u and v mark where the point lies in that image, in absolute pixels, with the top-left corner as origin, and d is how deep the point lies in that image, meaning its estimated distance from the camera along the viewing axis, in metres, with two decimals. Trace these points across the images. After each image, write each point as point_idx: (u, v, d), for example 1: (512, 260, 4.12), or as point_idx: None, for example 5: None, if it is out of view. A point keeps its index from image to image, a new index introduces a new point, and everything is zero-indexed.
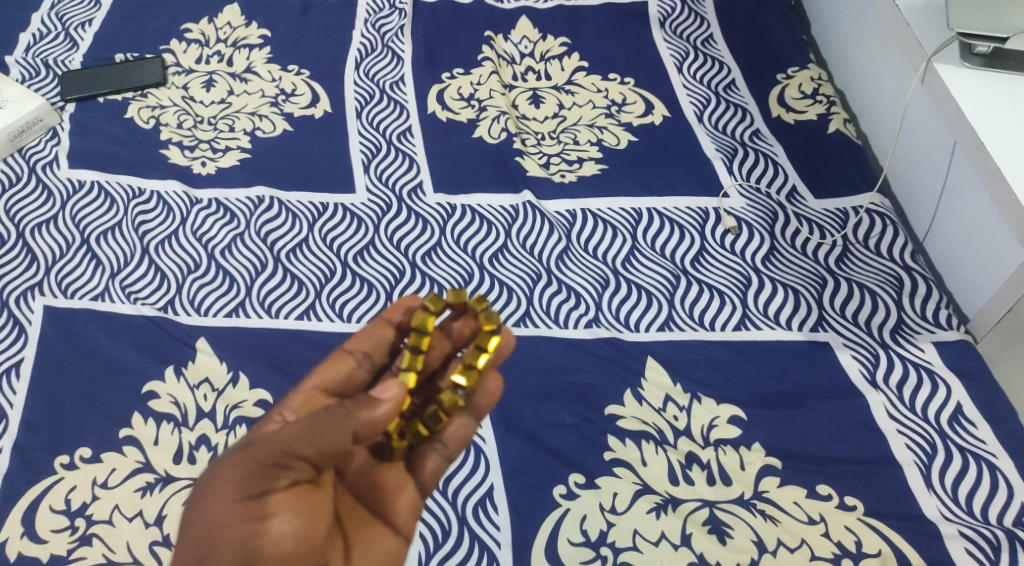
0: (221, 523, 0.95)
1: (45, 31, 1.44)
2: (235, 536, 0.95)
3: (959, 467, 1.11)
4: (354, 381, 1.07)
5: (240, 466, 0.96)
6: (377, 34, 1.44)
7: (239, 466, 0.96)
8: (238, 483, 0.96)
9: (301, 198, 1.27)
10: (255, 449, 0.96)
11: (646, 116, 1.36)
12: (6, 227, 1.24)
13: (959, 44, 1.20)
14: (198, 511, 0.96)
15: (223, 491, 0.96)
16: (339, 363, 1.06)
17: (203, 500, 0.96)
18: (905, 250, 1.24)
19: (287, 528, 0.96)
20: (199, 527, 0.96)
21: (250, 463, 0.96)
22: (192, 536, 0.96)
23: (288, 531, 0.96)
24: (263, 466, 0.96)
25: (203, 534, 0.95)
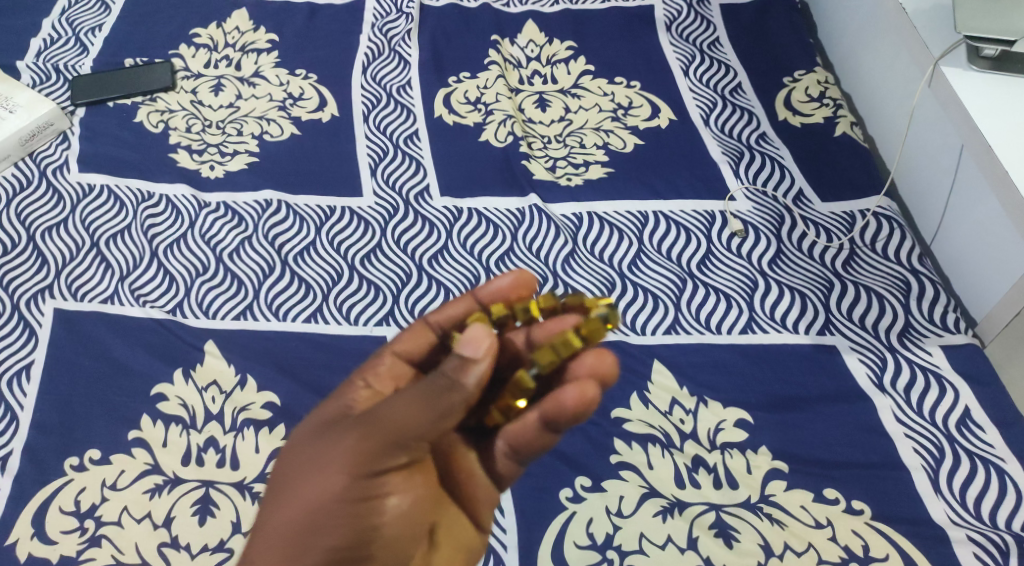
0: (329, 507, 0.97)
1: (55, 36, 1.45)
2: (349, 514, 0.97)
3: (968, 471, 1.11)
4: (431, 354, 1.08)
5: (348, 449, 0.98)
6: (384, 38, 1.45)
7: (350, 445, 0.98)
8: (346, 466, 0.97)
9: (308, 202, 1.28)
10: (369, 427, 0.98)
11: (652, 120, 1.36)
12: (17, 231, 1.25)
13: (966, 47, 1.20)
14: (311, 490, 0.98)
15: (332, 475, 0.97)
16: (419, 336, 1.08)
17: (308, 483, 0.98)
18: (913, 253, 1.24)
19: (397, 504, 0.99)
20: (304, 511, 0.98)
21: (359, 446, 0.98)
22: (306, 517, 0.98)
23: (398, 507, 0.99)
24: (376, 447, 0.97)
25: (309, 518, 0.97)
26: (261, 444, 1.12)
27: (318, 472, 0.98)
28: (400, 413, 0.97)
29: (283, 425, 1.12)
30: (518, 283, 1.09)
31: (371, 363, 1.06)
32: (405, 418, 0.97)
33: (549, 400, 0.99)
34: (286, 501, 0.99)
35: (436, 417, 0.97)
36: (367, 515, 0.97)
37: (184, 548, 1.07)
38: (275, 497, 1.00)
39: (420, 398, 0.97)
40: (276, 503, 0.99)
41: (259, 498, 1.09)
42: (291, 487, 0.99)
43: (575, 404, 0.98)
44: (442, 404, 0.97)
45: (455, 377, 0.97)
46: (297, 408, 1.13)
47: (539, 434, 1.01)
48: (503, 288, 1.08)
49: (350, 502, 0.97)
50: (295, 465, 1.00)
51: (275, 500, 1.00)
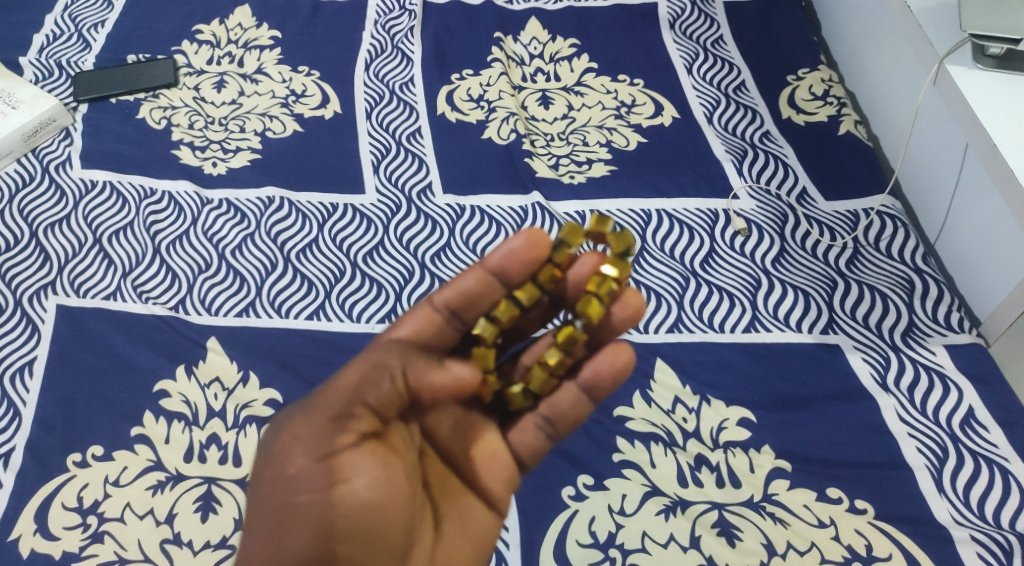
0: (305, 487, 0.97)
1: (58, 32, 1.45)
2: (314, 500, 0.97)
3: (972, 471, 1.11)
4: (435, 335, 1.06)
5: (315, 424, 0.99)
6: (386, 35, 1.45)
7: (304, 427, 0.99)
8: (316, 441, 0.98)
9: (311, 199, 1.28)
10: (320, 406, 0.99)
11: (655, 118, 1.35)
12: (20, 227, 1.25)
13: (971, 45, 1.20)
14: (275, 483, 0.98)
15: (299, 456, 0.98)
16: (426, 320, 1.05)
17: (282, 468, 0.99)
18: (916, 252, 1.23)
19: (360, 485, 0.98)
20: (284, 494, 0.98)
21: (325, 419, 0.99)
22: (275, 512, 0.97)
23: (362, 488, 0.98)
24: (331, 425, 0.99)
25: (288, 501, 0.97)
26: None
27: (281, 467, 0.99)
28: (366, 382, 1.00)
29: None
30: (529, 245, 1.05)
31: (370, 349, 1.06)
32: (359, 386, 1.00)
33: (592, 365, 1.06)
34: (266, 491, 0.99)
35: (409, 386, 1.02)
36: (346, 488, 0.97)
37: (186, 544, 1.07)
38: (256, 492, 0.99)
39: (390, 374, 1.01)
40: (258, 496, 0.99)
41: None
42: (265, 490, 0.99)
43: (617, 366, 1.06)
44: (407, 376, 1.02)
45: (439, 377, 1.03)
46: None
47: (585, 401, 1.06)
48: (517, 253, 1.05)
49: (315, 490, 0.97)
50: (264, 468, 1.00)
51: (256, 497, 0.99)
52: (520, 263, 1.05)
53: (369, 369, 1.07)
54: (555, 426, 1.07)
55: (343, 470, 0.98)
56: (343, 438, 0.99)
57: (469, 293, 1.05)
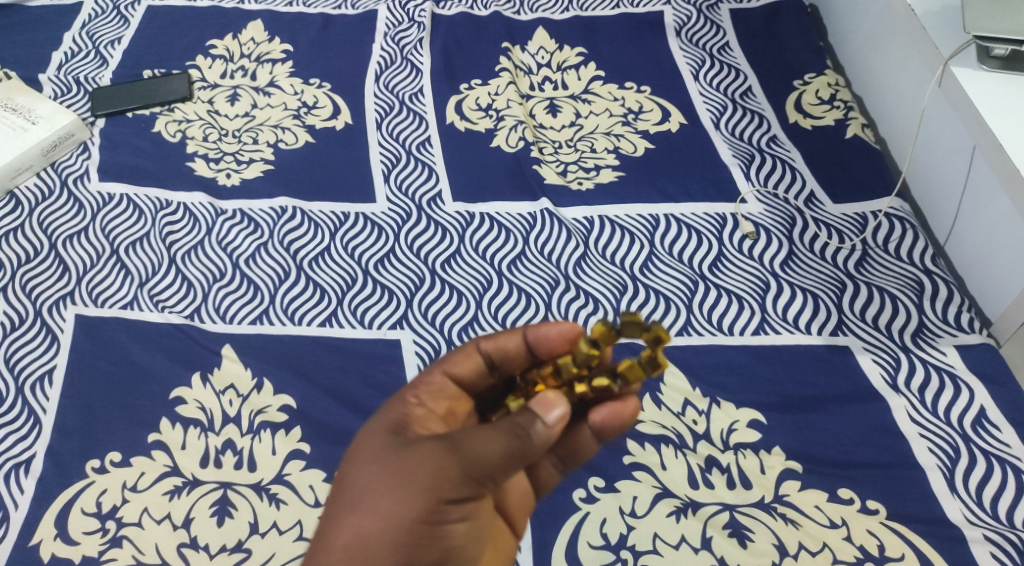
0: (396, 533, 0.98)
1: (75, 49, 1.48)
2: (409, 536, 0.98)
3: (984, 471, 1.11)
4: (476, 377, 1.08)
5: (423, 474, 0.99)
6: (396, 47, 1.47)
7: (428, 469, 0.99)
8: (422, 488, 0.98)
9: (323, 208, 1.30)
10: (450, 456, 0.99)
11: (662, 124, 1.37)
12: (39, 238, 1.27)
13: (975, 47, 1.21)
14: (376, 506, 0.99)
15: (413, 495, 0.99)
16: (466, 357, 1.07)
17: (378, 508, 0.99)
18: (926, 253, 1.24)
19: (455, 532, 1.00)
20: (376, 534, 0.98)
21: (433, 471, 0.98)
22: (369, 536, 0.99)
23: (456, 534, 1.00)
24: (453, 477, 0.98)
25: (379, 539, 0.98)
26: (278, 446, 1.13)
27: (390, 492, 0.99)
28: (477, 442, 0.98)
29: (299, 427, 1.14)
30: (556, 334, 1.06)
31: (425, 379, 1.07)
32: (489, 447, 0.97)
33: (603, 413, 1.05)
34: (356, 513, 1.00)
35: (501, 453, 0.97)
36: (430, 537, 0.99)
37: (203, 548, 1.09)
38: (341, 511, 1.01)
39: (494, 436, 0.97)
40: (346, 513, 1.00)
41: (276, 500, 1.11)
42: (363, 501, 1.00)
43: (624, 416, 1.05)
44: (508, 443, 0.97)
45: (525, 427, 0.97)
46: (313, 411, 1.15)
47: (593, 440, 1.07)
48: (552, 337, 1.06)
49: (416, 528, 0.98)
50: (368, 478, 1.00)
51: (341, 514, 1.00)
52: (556, 337, 1.06)
53: (438, 397, 1.07)
54: (565, 461, 1.09)
55: (431, 521, 0.99)
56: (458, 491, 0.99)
57: (504, 350, 1.07)
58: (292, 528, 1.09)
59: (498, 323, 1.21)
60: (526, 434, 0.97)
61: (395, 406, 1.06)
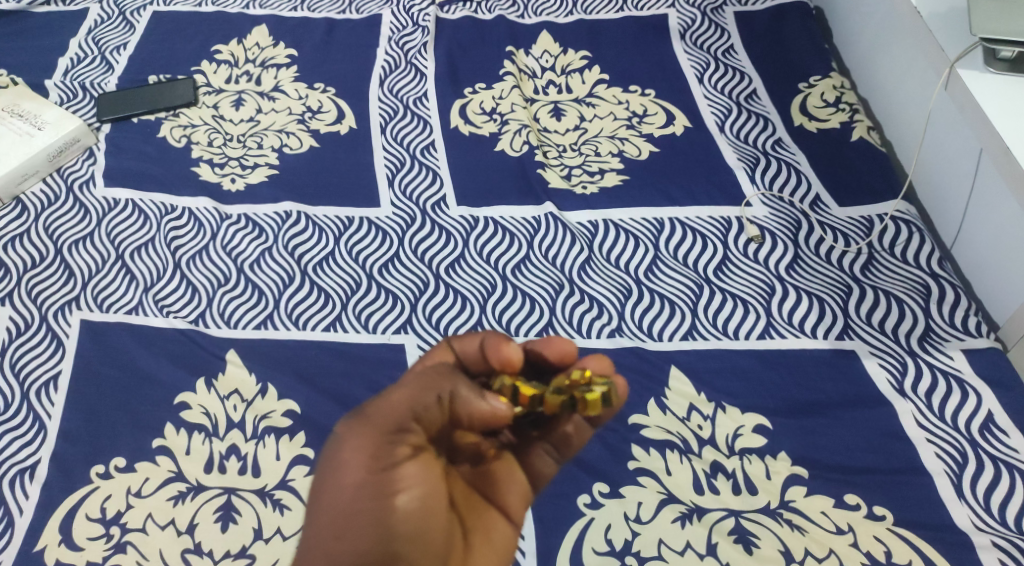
0: (351, 502, 1.00)
1: (82, 55, 1.49)
2: (361, 508, 0.99)
3: (992, 477, 1.10)
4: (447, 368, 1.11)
5: (361, 445, 1.01)
6: (400, 51, 1.47)
7: (364, 437, 1.01)
8: (362, 459, 1.00)
9: (327, 212, 1.30)
10: (379, 419, 1.02)
11: (667, 128, 1.36)
12: (44, 244, 1.28)
13: (982, 49, 1.20)
14: (330, 488, 1.01)
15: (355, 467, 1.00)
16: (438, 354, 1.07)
17: (334, 481, 1.01)
18: (932, 257, 1.23)
19: (407, 500, 1.00)
20: (336, 503, 1.00)
21: (368, 441, 1.01)
22: (328, 521, 1.00)
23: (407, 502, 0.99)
24: (387, 440, 1.01)
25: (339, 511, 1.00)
26: (282, 452, 1.13)
27: (336, 472, 1.01)
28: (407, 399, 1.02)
29: (303, 432, 1.14)
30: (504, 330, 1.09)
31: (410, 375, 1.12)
32: (410, 400, 1.02)
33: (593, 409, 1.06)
34: (316, 507, 1.01)
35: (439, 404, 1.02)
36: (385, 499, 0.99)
37: (207, 554, 1.09)
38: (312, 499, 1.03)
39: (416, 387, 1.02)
40: (309, 508, 1.02)
41: (280, 506, 1.11)
42: (320, 490, 1.02)
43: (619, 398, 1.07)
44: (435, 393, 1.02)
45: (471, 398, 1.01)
46: (317, 416, 1.15)
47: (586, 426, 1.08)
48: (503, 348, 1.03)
49: (365, 500, 0.99)
50: (322, 468, 1.03)
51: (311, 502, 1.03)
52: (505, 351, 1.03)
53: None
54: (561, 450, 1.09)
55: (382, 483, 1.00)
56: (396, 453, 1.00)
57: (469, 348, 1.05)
58: (295, 533, 1.09)
59: (502, 328, 1.21)
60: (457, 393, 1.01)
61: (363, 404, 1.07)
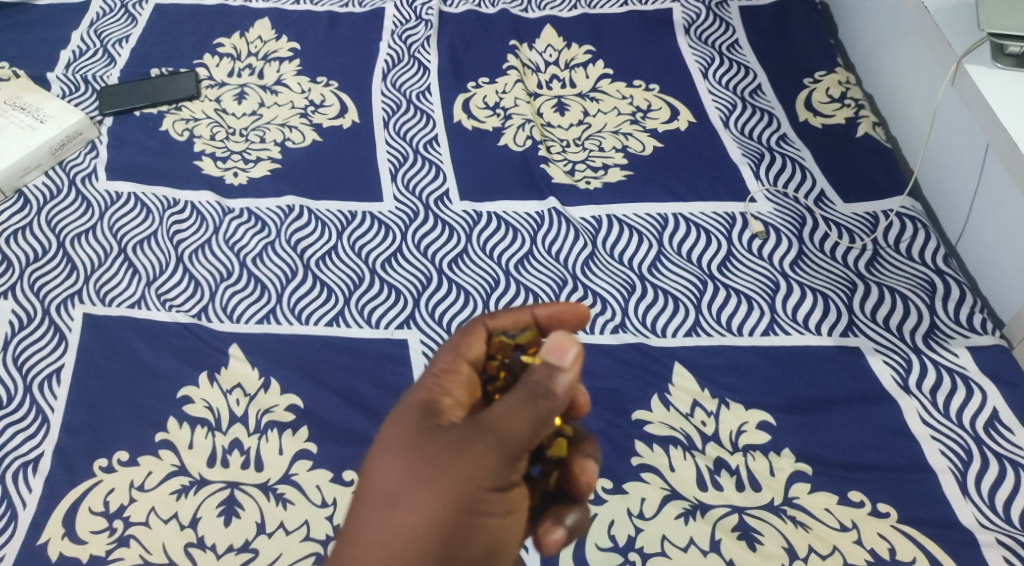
0: (436, 530, 0.96)
1: (84, 47, 1.49)
2: (447, 525, 0.96)
3: (996, 474, 1.10)
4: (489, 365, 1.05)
5: (460, 458, 0.97)
6: (403, 45, 1.47)
7: (457, 452, 0.97)
8: (459, 478, 0.96)
9: (330, 207, 1.29)
10: (484, 442, 0.97)
11: (671, 122, 1.36)
12: (47, 237, 1.28)
13: (990, 44, 1.19)
14: (410, 494, 0.97)
15: (447, 483, 0.96)
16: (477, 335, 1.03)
17: (412, 485, 0.97)
18: (937, 253, 1.22)
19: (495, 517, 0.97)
20: (414, 505, 0.96)
21: (472, 456, 0.97)
22: (407, 535, 0.96)
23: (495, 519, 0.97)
24: (488, 461, 0.97)
25: (418, 531, 0.96)
26: (285, 446, 1.13)
27: (427, 481, 0.97)
28: (501, 422, 0.97)
29: (306, 427, 1.14)
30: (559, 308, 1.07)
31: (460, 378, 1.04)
32: (523, 427, 0.96)
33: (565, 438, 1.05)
34: (391, 513, 0.97)
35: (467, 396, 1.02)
36: (471, 531, 0.97)
37: (210, 548, 1.09)
38: (377, 506, 0.97)
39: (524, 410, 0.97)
40: (378, 514, 0.97)
41: (282, 500, 1.10)
42: (397, 495, 0.97)
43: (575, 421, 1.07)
44: (532, 412, 0.96)
45: (546, 385, 0.96)
46: (320, 411, 1.15)
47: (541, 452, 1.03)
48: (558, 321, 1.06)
49: (454, 514, 0.96)
50: (402, 468, 0.98)
51: (378, 511, 0.97)
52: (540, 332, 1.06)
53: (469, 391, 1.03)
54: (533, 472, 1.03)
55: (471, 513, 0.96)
56: (491, 475, 0.97)
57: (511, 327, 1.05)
58: (298, 528, 1.09)
59: None
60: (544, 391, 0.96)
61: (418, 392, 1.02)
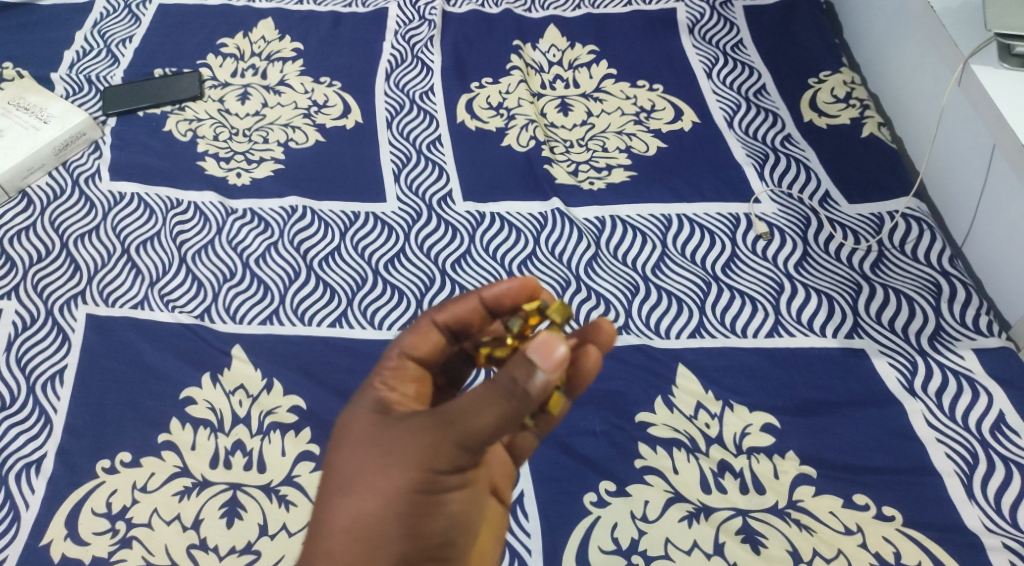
0: (393, 510, 0.98)
1: (88, 48, 1.49)
2: (403, 506, 0.98)
3: (1003, 478, 1.09)
4: (436, 352, 1.07)
5: (414, 445, 0.98)
6: (407, 45, 1.46)
7: (414, 439, 0.99)
8: (413, 463, 0.98)
9: (333, 207, 1.29)
10: (439, 431, 0.98)
11: (675, 123, 1.35)
12: (50, 237, 1.28)
13: (996, 45, 1.18)
14: (368, 478, 0.99)
15: (402, 466, 0.98)
16: (425, 334, 1.06)
17: (369, 470, 0.99)
18: (943, 255, 1.22)
19: (452, 500, 0.99)
20: (371, 490, 0.99)
21: (426, 443, 0.98)
22: (366, 523, 0.98)
23: (453, 503, 0.99)
24: (444, 447, 0.98)
25: (374, 510, 0.98)
26: (288, 447, 1.13)
27: (381, 464, 0.99)
28: (462, 413, 0.97)
29: (309, 428, 1.14)
30: (523, 288, 1.07)
31: (383, 362, 1.06)
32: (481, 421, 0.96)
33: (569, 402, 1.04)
34: (348, 496, 0.99)
35: (496, 421, 0.96)
36: (426, 508, 0.99)
37: (212, 549, 1.08)
38: (335, 494, 1.00)
39: (483, 403, 0.96)
40: (338, 498, 0.99)
41: (285, 501, 1.10)
42: (357, 479, 0.99)
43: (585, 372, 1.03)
44: (501, 409, 0.96)
45: (523, 385, 0.95)
46: (322, 412, 1.15)
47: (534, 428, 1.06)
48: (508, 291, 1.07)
49: (411, 496, 0.98)
50: (359, 453, 1.00)
51: (335, 498, 1.00)
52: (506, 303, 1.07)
53: (403, 378, 1.05)
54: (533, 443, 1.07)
55: (429, 491, 0.99)
56: (448, 462, 0.98)
57: (461, 318, 1.06)
58: (301, 530, 1.09)
59: None
60: (518, 390, 0.95)
61: (373, 387, 1.04)
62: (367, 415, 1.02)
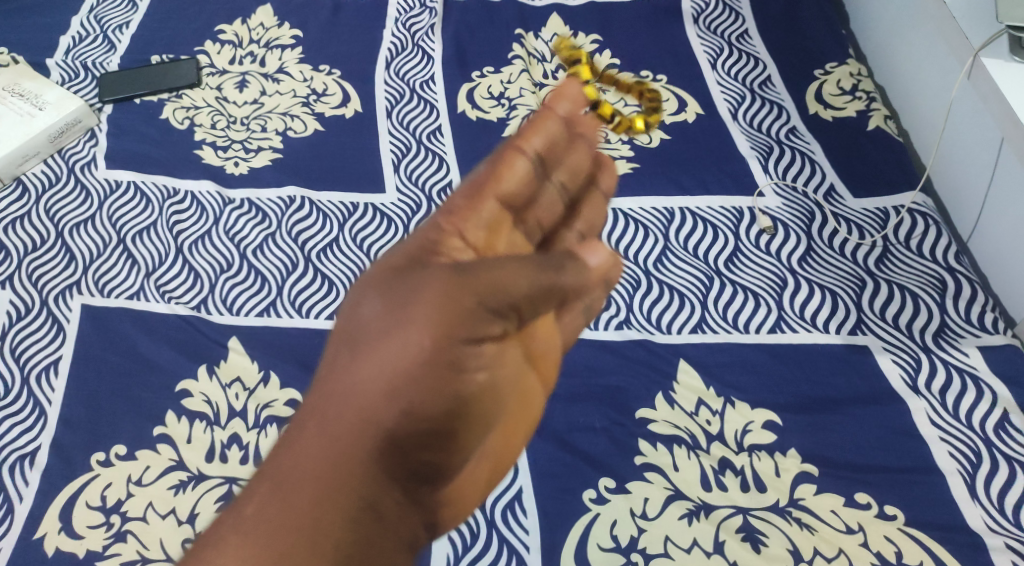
0: (413, 366, 0.90)
1: (84, 34, 1.47)
2: (421, 372, 0.90)
3: (1006, 477, 1.08)
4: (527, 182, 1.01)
5: (435, 293, 0.90)
6: (407, 33, 1.45)
7: (444, 286, 0.90)
8: (431, 326, 0.90)
9: (332, 198, 1.28)
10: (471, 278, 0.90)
11: (679, 114, 1.34)
12: (45, 226, 1.26)
13: (1007, 37, 1.16)
14: (382, 337, 0.91)
15: (422, 328, 0.90)
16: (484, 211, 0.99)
17: (388, 332, 0.91)
18: (949, 250, 1.20)
19: (478, 377, 0.93)
20: (388, 357, 0.90)
21: (450, 290, 0.90)
22: (376, 384, 0.90)
23: (479, 379, 0.93)
24: (470, 307, 0.91)
25: (382, 386, 0.90)
26: None
27: (398, 326, 0.90)
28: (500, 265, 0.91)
29: None
30: None
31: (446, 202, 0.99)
32: (512, 281, 0.91)
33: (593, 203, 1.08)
34: (356, 354, 0.91)
35: (535, 285, 0.92)
36: (451, 388, 0.91)
37: None
38: (347, 350, 0.92)
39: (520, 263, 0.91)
40: (347, 350, 0.92)
41: None
42: (371, 338, 0.91)
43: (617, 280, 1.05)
44: (535, 273, 0.92)
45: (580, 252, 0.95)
46: None
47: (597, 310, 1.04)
48: None
49: (431, 365, 0.90)
50: (372, 319, 0.91)
51: (345, 354, 0.92)
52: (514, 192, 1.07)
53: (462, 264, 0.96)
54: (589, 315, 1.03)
55: (450, 363, 0.91)
56: (473, 311, 0.91)
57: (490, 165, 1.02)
58: None
59: None
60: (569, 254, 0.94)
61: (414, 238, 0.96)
62: (390, 265, 0.93)
